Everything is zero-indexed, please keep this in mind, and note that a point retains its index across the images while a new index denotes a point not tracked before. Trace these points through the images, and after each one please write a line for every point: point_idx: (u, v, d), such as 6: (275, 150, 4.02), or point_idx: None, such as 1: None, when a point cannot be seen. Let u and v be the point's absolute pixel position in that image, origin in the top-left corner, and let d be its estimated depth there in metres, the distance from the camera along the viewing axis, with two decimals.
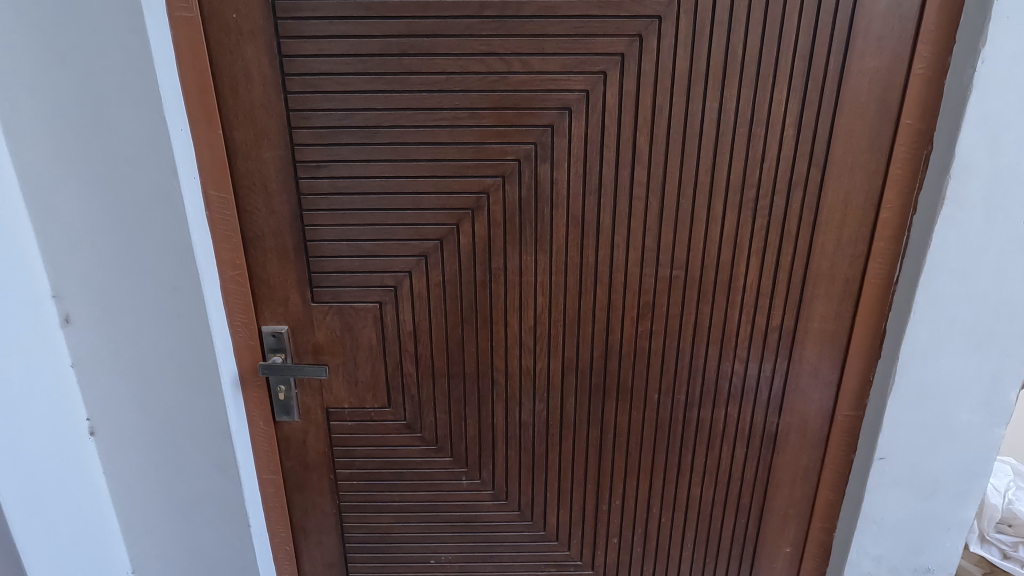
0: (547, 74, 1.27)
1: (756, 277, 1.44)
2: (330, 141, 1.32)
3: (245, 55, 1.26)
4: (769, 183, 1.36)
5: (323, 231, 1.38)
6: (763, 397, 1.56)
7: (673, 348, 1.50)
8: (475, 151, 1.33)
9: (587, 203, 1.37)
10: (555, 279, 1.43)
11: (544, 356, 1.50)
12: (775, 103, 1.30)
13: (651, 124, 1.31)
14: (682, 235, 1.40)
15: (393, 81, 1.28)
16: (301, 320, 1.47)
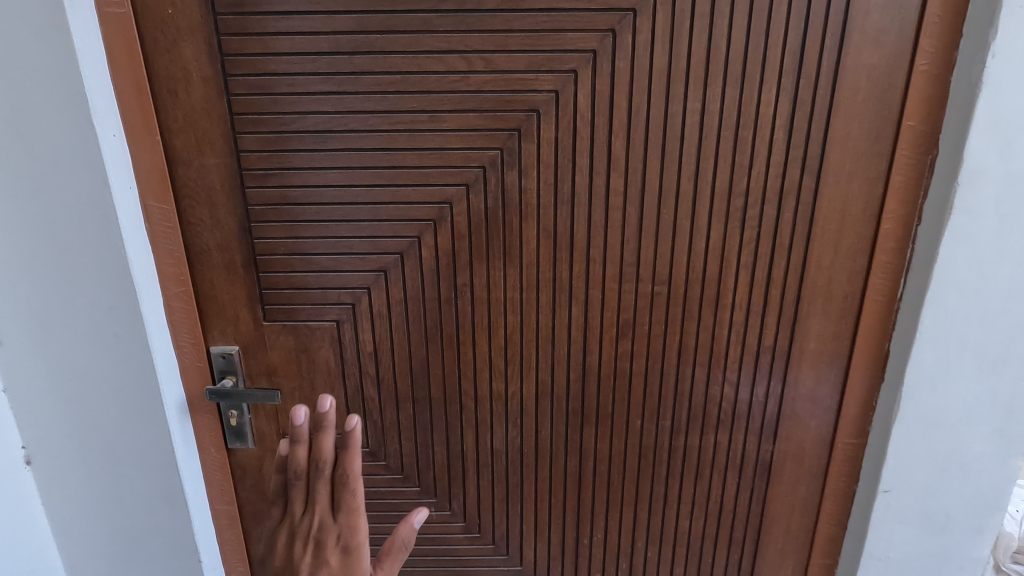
0: (512, 73, 1.16)
1: (746, 294, 1.32)
2: (278, 148, 1.21)
3: (183, 55, 1.16)
4: (759, 190, 1.24)
5: (273, 244, 1.28)
6: (757, 424, 1.43)
7: (657, 370, 1.38)
8: (436, 157, 1.22)
9: (559, 213, 1.25)
10: (526, 296, 1.32)
11: (516, 379, 1.39)
12: (764, 103, 1.18)
13: (628, 128, 1.20)
14: (665, 248, 1.28)
15: (345, 82, 1.17)
16: (254, 339, 1.36)
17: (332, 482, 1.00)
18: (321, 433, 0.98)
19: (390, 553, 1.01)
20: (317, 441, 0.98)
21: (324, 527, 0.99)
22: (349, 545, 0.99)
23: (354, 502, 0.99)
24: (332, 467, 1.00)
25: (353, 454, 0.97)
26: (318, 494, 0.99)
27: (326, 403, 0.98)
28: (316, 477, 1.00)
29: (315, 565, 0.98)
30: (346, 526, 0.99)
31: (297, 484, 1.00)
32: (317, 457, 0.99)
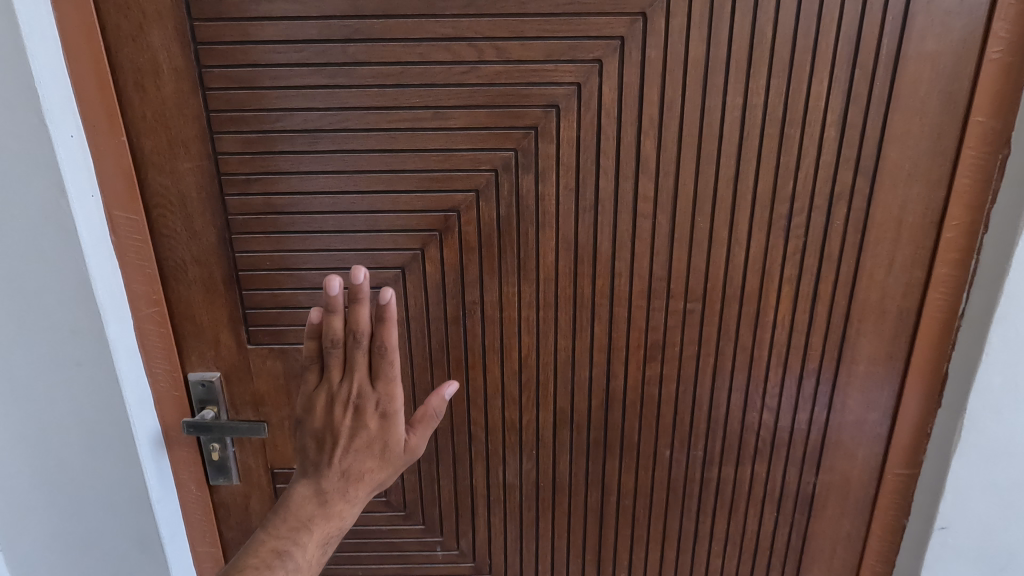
0: (528, 64, 1.02)
1: (790, 311, 1.18)
2: (262, 150, 1.06)
3: (152, 44, 1.01)
4: (807, 195, 1.10)
5: (258, 259, 1.13)
6: (798, 454, 1.29)
7: (688, 396, 1.24)
8: (442, 160, 1.07)
9: (581, 222, 1.11)
10: (543, 315, 1.18)
11: (531, 407, 1.25)
12: (815, 97, 1.04)
13: (660, 125, 1.05)
14: (699, 261, 1.14)
15: (337, 75, 1.02)
16: (237, 365, 1.21)
17: (369, 348, 0.91)
18: (355, 304, 0.88)
19: (422, 419, 0.97)
20: (351, 313, 0.89)
21: (363, 393, 0.93)
22: (388, 411, 0.94)
23: (392, 373, 0.92)
24: (368, 333, 0.91)
25: (387, 324, 0.89)
26: (355, 361, 0.92)
27: (360, 272, 0.85)
28: (354, 346, 0.91)
29: (355, 427, 0.94)
30: (385, 394, 0.93)
31: (333, 352, 0.92)
32: (353, 326, 0.89)
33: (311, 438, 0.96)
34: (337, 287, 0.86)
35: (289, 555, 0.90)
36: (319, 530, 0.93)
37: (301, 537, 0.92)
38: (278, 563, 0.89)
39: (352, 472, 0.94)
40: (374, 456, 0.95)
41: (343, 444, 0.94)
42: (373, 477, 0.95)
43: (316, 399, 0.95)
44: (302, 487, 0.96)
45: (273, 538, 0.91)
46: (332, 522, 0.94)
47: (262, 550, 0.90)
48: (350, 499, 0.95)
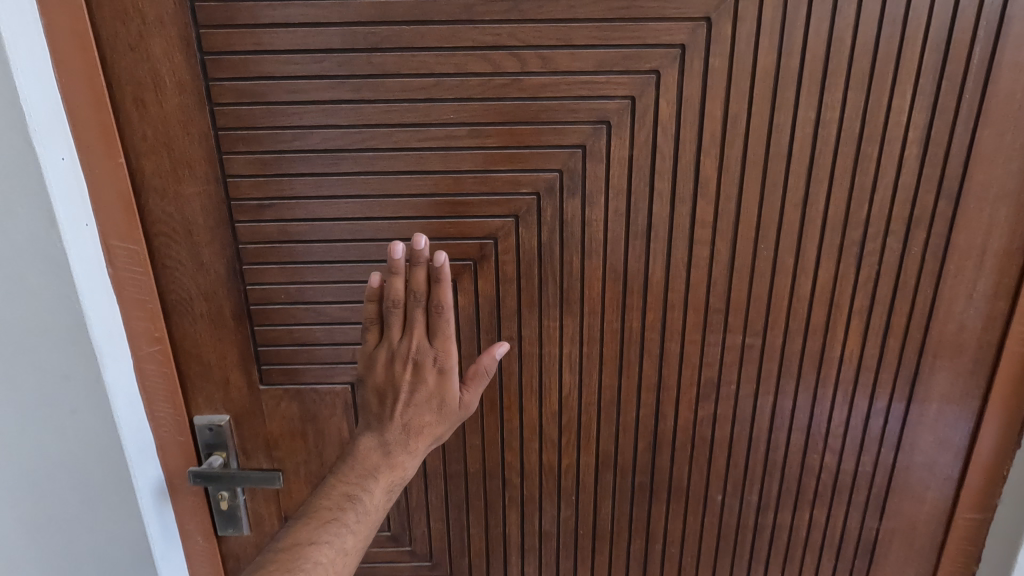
0: (577, 75, 0.91)
1: (858, 346, 1.07)
2: (277, 172, 0.95)
3: (153, 54, 0.89)
4: (882, 219, 0.99)
5: (272, 292, 1.02)
6: (861, 498, 1.19)
7: (743, 437, 1.14)
8: (478, 182, 0.96)
9: (631, 250, 1.00)
10: (587, 351, 1.07)
11: (571, 450, 1.14)
12: (896, 111, 0.93)
13: (722, 142, 0.94)
14: (761, 291, 1.03)
15: (362, 88, 0.91)
16: (248, 407, 1.10)
17: (429, 307, 0.83)
18: (417, 266, 0.81)
19: (475, 374, 0.89)
20: (412, 275, 0.82)
21: (422, 350, 0.85)
22: (444, 367, 0.85)
23: (449, 331, 0.84)
24: (428, 291, 0.83)
25: (444, 284, 0.81)
26: (414, 320, 0.84)
27: (420, 237, 0.79)
28: (414, 306, 0.83)
29: (413, 383, 0.85)
30: (442, 349, 0.84)
31: (392, 314, 0.84)
32: (414, 287, 0.82)
33: (370, 393, 0.87)
34: (399, 252, 0.80)
35: (358, 503, 0.82)
36: (385, 480, 0.84)
37: (368, 488, 0.83)
38: (347, 511, 0.81)
39: (410, 427, 0.85)
40: (431, 410, 0.86)
41: (402, 400, 0.85)
42: (432, 432, 0.86)
43: (375, 358, 0.86)
44: (366, 438, 0.86)
45: (340, 485, 0.83)
46: (396, 472, 0.85)
47: (332, 495, 0.82)
48: (410, 452, 0.86)
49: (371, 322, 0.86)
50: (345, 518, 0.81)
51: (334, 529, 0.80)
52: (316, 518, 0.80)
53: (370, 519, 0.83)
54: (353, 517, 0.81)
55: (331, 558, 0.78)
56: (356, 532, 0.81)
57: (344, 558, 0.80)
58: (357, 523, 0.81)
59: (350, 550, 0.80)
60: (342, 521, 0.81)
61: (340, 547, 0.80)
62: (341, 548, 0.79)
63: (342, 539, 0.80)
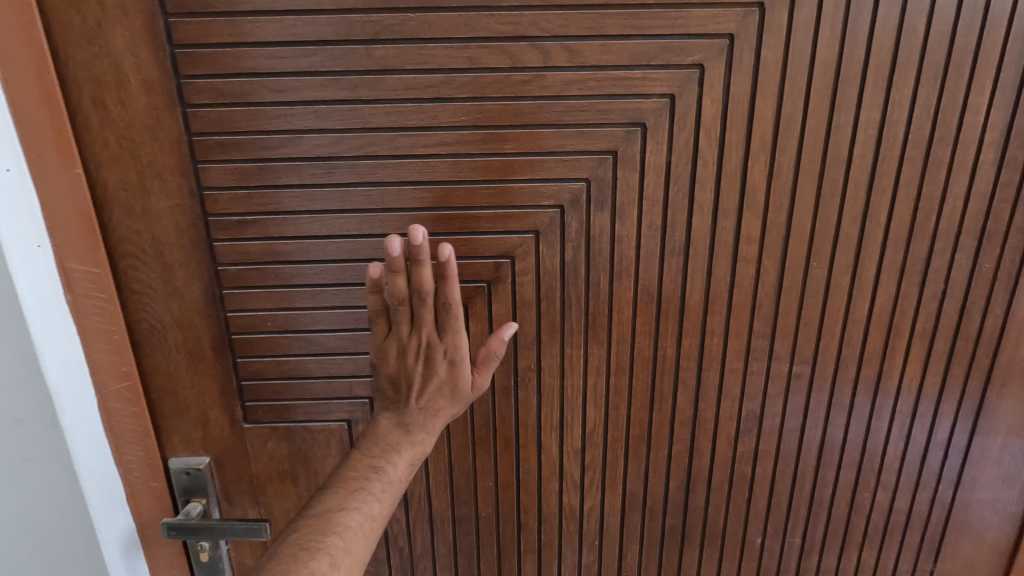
0: (609, 70, 0.79)
1: (918, 373, 0.96)
2: (261, 183, 0.82)
3: (113, 46, 0.76)
4: (951, 232, 0.88)
5: (256, 320, 0.89)
6: (914, 540, 1.07)
7: (787, 474, 1.02)
8: (493, 194, 0.84)
9: (667, 269, 0.88)
10: (616, 383, 0.95)
11: (595, 491, 1.02)
12: (972, 109, 0.82)
13: (773, 147, 0.83)
14: (812, 314, 0.92)
15: (360, 86, 0.78)
16: (230, 448, 0.97)
17: (436, 301, 0.74)
18: (420, 263, 0.71)
19: (485, 361, 0.79)
20: (415, 272, 0.71)
21: (432, 343, 0.76)
22: (456, 359, 0.76)
23: (459, 325, 0.75)
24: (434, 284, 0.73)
25: (450, 279, 0.72)
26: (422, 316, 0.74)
27: (419, 232, 0.69)
28: (420, 301, 0.74)
29: (425, 375, 0.77)
30: (454, 343, 0.75)
31: (397, 312, 0.74)
32: (418, 284, 0.72)
33: (382, 385, 0.79)
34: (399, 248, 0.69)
35: (384, 473, 0.76)
36: (409, 452, 0.79)
37: (391, 459, 0.77)
38: (374, 480, 0.75)
39: (429, 407, 0.78)
40: (448, 395, 0.78)
41: (417, 389, 0.77)
42: (452, 412, 0.80)
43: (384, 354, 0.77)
44: (384, 418, 0.80)
45: (363, 457, 0.77)
46: (419, 446, 0.79)
47: (357, 466, 0.77)
48: (430, 432, 0.79)
49: (375, 319, 0.76)
50: (372, 486, 0.75)
51: (361, 496, 0.74)
52: (343, 486, 0.75)
53: (395, 490, 0.77)
54: (380, 486, 0.76)
55: (360, 524, 0.72)
56: (383, 502, 0.75)
57: (371, 525, 0.74)
58: (384, 493, 0.75)
59: (378, 518, 0.74)
60: (370, 489, 0.75)
61: (369, 515, 0.74)
62: (369, 515, 0.73)
63: (371, 506, 0.74)
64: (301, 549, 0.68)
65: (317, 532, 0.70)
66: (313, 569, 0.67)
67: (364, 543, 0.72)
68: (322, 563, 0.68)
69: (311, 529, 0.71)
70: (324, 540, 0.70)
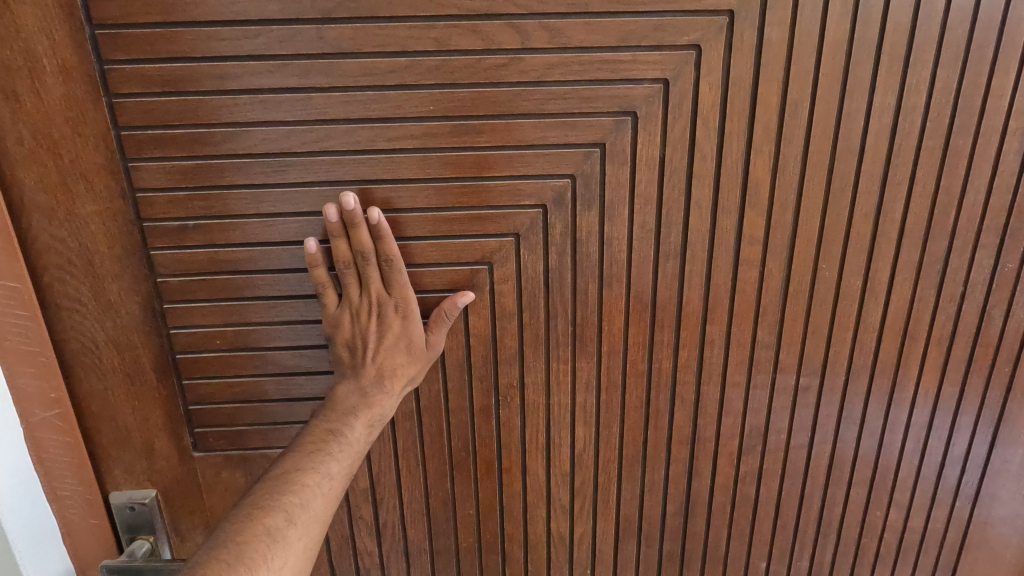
0: (596, 53, 0.70)
1: (935, 382, 0.88)
2: (203, 184, 0.72)
3: (24, 27, 0.66)
4: (971, 230, 0.80)
5: (203, 337, 0.79)
6: (929, 560, 1.00)
7: (794, 494, 0.94)
8: (467, 193, 0.75)
9: (663, 274, 0.80)
10: (607, 400, 0.86)
11: (585, 517, 0.93)
12: (996, 94, 0.74)
13: (779, 137, 0.75)
14: (820, 320, 0.84)
15: (313, 71, 0.69)
16: (180, 479, 0.87)
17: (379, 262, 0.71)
18: (357, 225, 0.68)
19: (438, 320, 0.76)
20: (354, 236, 0.69)
21: (382, 303, 0.72)
22: (409, 315, 0.73)
23: (405, 282, 0.72)
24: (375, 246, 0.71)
25: (388, 239, 0.70)
26: (366, 277, 0.71)
27: (351, 197, 0.67)
28: (361, 264, 0.71)
29: (380, 334, 0.72)
30: (403, 299, 0.72)
31: (343, 275, 0.71)
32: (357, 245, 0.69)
33: (336, 357, 0.74)
34: (333, 214, 0.68)
35: (342, 435, 0.70)
36: (367, 413, 0.72)
37: (349, 422, 0.71)
38: (331, 442, 0.69)
39: (388, 364, 0.73)
40: (406, 351, 0.73)
41: (373, 350, 0.72)
42: (413, 368, 0.74)
43: (334, 326, 0.73)
44: (340, 385, 0.74)
45: (318, 423, 0.71)
46: (379, 408, 0.73)
47: (314, 431, 0.70)
48: (391, 393, 0.73)
49: (319, 291, 0.72)
50: (329, 448, 0.68)
51: (319, 457, 0.67)
52: (297, 450, 0.68)
53: (355, 453, 0.70)
54: (339, 448, 0.69)
55: (319, 485, 0.65)
56: (343, 464, 0.68)
57: (331, 487, 0.67)
58: (343, 455, 0.69)
59: (339, 480, 0.67)
60: (328, 450, 0.68)
61: (327, 476, 0.67)
62: (328, 475, 0.67)
63: (329, 467, 0.67)
64: (252, 509, 0.61)
65: (270, 493, 0.63)
66: (267, 527, 0.59)
67: (324, 503, 0.65)
68: (277, 520, 0.60)
69: (263, 492, 0.63)
70: (279, 499, 0.62)
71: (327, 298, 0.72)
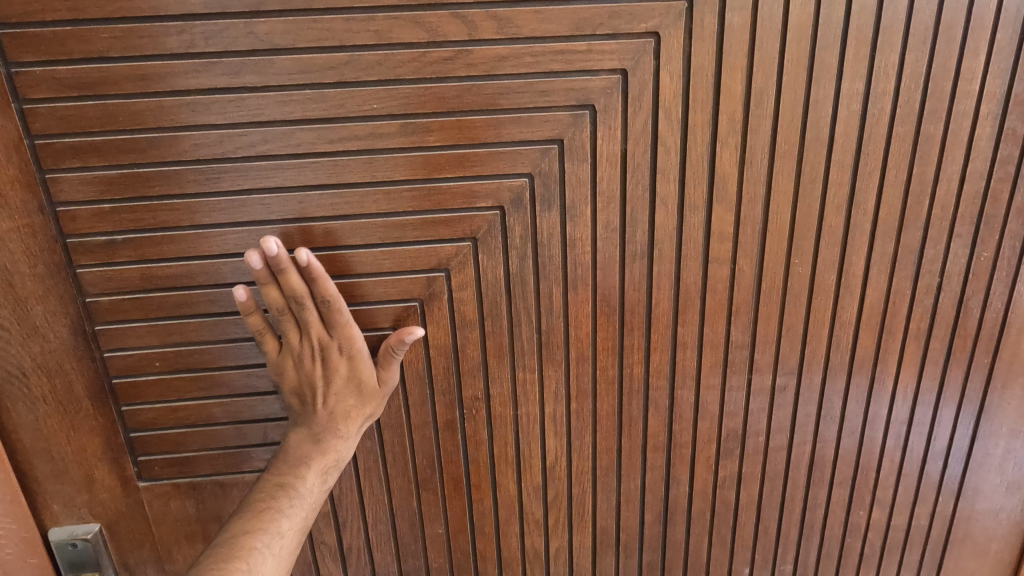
0: (549, 44, 0.66)
1: (914, 377, 0.86)
2: (130, 195, 0.67)
3: None
4: (946, 219, 0.78)
5: (141, 360, 0.74)
6: (914, 558, 0.97)
7: (775, 497, 0.91)
8: (418, 197, 0.70)
9: (630, 275, 0.76)
10: (578, 408, 0.82)
11: (561, 531, 0.89)
12: (967, 76, 0.71)
13: (745, 129, 0.71)
14: (795, 316, 0.81)
15: (245, 70, 0.64)
16: (125, 511, 0.81)
17: (316, 303, 0.67)
18: (284, 270, 0.64)
19: (385, 357, 0.71)
20: (282, 281, 0.65)
21: (324, 345, 0.68)
22: (354, 354, 0.69)
23: (346, 320, 0.68)
24: (309, 286, 0.66)
25: (321, 279, 0.65)
26: (304, 320, 0.67)
27: (272, 244, 0.63)
28: (297, 308, 0.66)
29: (326, 379, 0.69)
30: (344, 340, 0.68)
31: (279, 322, 0.67)
32: (290, 291, 0.65)
33: (287, 404, 0.71)
34: (258, 260, 0.63)
35: (293, 489, 0.67)
36: (321, 461, 0.70)
37: (300, 474, 0.68)
38: (281, 498, 0.66)
39: (337, 410, 0.70)
40: (357, 393, 0.70)
41: (320, 397, 0.69)
42: (364, 411, 0.71)
43: (279, 372, 0.70)
44: (292, 433, 0.71)
45: (271, 477, 0.68)
46: (333, 454, 0.70)
47: (265, 487, 0.67)
48: (344, 438, 0.70)
49: (260, 338, 0.69)
50: (280, 504, 0.66)
51: (270, 516, 0.64)
52: (247, 509, 0.65)
53: (308, 506, 0.68)
54: (290, 502, 0.66)
55: (269, 546, 0.63)
56: (295, 521, 0.66)
57: (282, 546, 0.64)
58: (295, 511, 0.66)
59: (291, 537, 0.65)
60: (278, 507, 0.66)
61: (278, 535, 0.64)
62: (278, 534, 0.64)
63: (280, 525, 0.65)
64: None
65: (216, 561, 0.59)
66: None
67: (275, 565, 0.62)
68: None
69: (209, 560, 0.60)
70: (227, 566, 0.59)
71: (269, 345, 0.69)
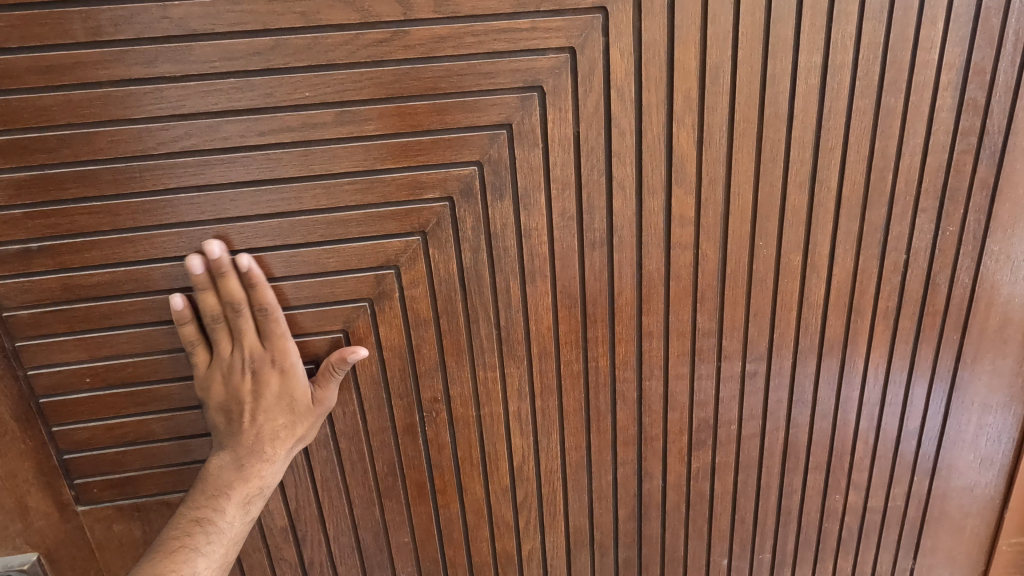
0: (491, 22, 0.62)
1: (884, 356, 0.84)
2: (44, 199, 0.62)
3: None
4: (910, 194, 0.76)
5: (70, 377, 0.68)
6: (892, 538, 0.96)
7: (749, 486, 0.89)
8: (360, 191, 0.66)
9: (590, 265, 0.73)
10: (543, 406, 0.79)
11: (532, 533, 0.86)
12: (925, 45, 0.69)
13: (701, 107, 0.68)
14: (763, 300, 0.78)
15: (161, 59, 0.59)
16: (65, 538, 0.76)
17: (253, 311, 0.64)
18: (225, 275, 0.62)
19: (326, 375, 0.68)
20: (221, 285, 0.62)
21: (257, 358, 0.65)
22: (288, 368, 0.66)
23: (284, 332, 0.65)
24: (247, 294, 0.64)
25: (261, 286, 0.63)
26: (238, 330, 0.64)
27: (215, 247, 0.62)
28: (233, 316, 0.63)
29: (256, 396, 0.65)
30: (279, 352, 0.65)
31: (212, 331, 0.64)
32: (227, 296, 0.62)
33: (212, 424, 0.67)
34: (199, 264, 0.61)
35: (211, 524, 0.64)
36: (243, 490, 0.66)
37: (220, 506, 0.65)
38: (199, 535, 0.63)
39: (264, 432, 0.66)
40: (286, 412, 0.66)
41: (248, 415, 0.65)
42: (294, 432, 0.67)
43: (207, 388, 0.66)
44: (214, 457, 0.67)
45: (188, 510, 0.65)
46: (257, 480, 0.66)
47: (181, 521, 0.64)
48: (271, 461, 0.66)
49: (190, 349, 0.65)
50: (196, 542, 0.63)
51: (183, 557, 0.62)
52: (160, 548, 0.62)
53: (229, 541, 0.65)
54: (207, 540, 0.64)
55: None
56: (213, 556, 0.64)
57: None
58: (213, 547, 0.64)
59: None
60: (194, 545, 0.63)
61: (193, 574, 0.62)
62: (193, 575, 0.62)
63: (195, 564, 0.62)
64: None
65: None
66: None
67: None
68: None
69: None
70: None
71: (200, 357, 0.66)
